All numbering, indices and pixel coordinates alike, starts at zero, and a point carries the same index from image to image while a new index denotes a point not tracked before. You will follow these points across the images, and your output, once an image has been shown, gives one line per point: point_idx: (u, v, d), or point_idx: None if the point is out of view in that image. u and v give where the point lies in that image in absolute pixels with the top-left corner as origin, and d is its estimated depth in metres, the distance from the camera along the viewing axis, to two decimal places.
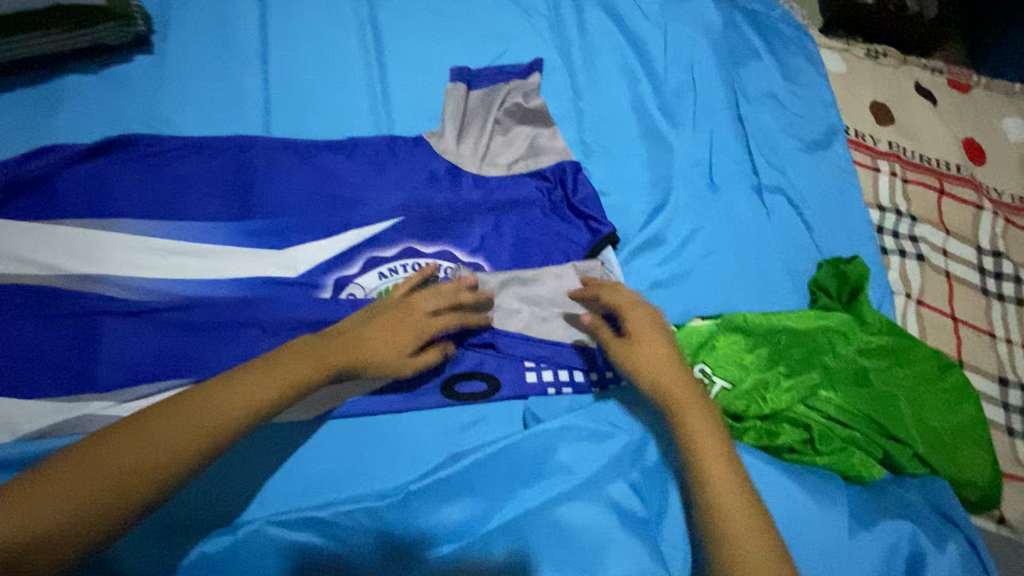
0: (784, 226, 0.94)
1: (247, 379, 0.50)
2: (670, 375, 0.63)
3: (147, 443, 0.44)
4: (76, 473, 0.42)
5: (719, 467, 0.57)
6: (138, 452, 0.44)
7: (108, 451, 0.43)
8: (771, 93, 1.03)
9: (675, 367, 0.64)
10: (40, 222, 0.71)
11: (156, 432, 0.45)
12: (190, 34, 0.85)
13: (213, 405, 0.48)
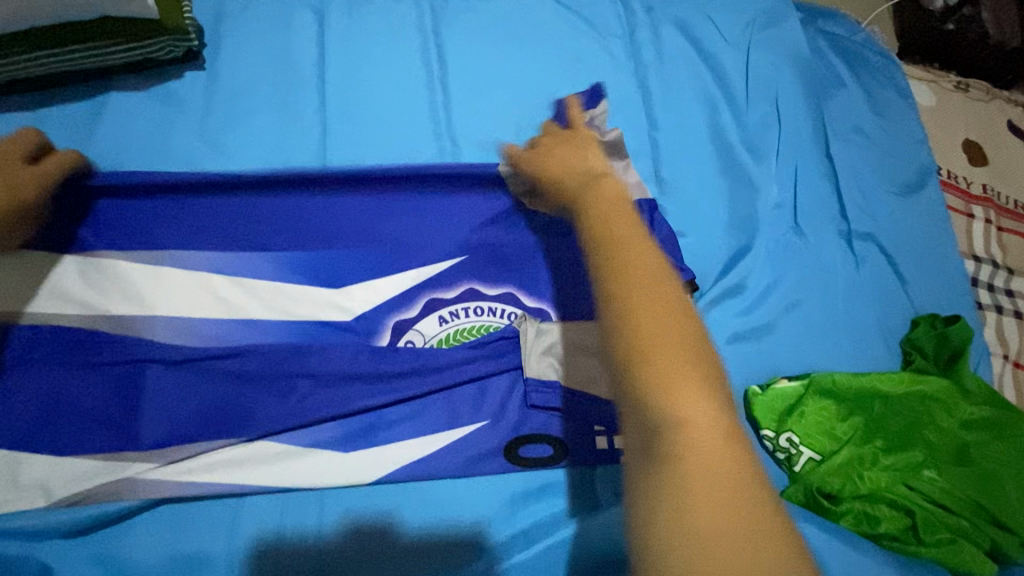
0: (875, 277, 0.86)
1: None
2: (626, 231, 0.40)
3: None
4: None
5: (663, 329, 0.36)
6: None
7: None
8: (859, 128, 0.95)
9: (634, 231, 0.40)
10: (81, 255, 0.65)
11: None
12: (244, 49, 0.79)
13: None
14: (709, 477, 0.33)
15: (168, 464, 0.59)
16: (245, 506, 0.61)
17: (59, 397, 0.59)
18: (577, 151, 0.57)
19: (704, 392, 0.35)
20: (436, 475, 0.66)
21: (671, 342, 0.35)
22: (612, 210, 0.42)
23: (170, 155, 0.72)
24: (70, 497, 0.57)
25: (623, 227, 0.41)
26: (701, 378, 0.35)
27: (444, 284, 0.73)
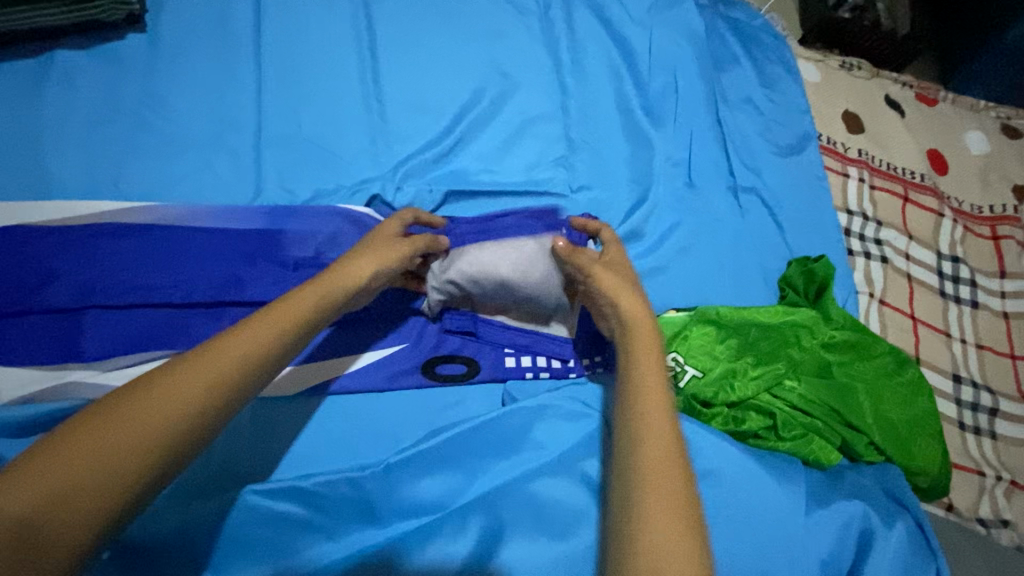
0: (758, 226, 0.98)
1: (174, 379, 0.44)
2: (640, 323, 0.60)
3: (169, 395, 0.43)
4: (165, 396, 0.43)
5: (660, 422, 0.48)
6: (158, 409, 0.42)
7: (76, 454, 0.38)
8: (749, 98, 1.08)
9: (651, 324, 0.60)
10: (32, 197, 0.72)
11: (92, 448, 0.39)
12: (186, 16, 0.86)
13: (230, 358, 0.47)
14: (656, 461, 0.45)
15: (111, 373, 0.66)
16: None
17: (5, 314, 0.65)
18: (645, 307, 0.61)
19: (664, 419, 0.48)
20: (357, 389, 0.74)
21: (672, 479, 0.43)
22: (646, 358, 0.55)
23: (114, 108, 0.78)
24: (17, 399, 0.62)
25: (654, 381, 0.52)
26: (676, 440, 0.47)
27: (367, 225, 0.80)
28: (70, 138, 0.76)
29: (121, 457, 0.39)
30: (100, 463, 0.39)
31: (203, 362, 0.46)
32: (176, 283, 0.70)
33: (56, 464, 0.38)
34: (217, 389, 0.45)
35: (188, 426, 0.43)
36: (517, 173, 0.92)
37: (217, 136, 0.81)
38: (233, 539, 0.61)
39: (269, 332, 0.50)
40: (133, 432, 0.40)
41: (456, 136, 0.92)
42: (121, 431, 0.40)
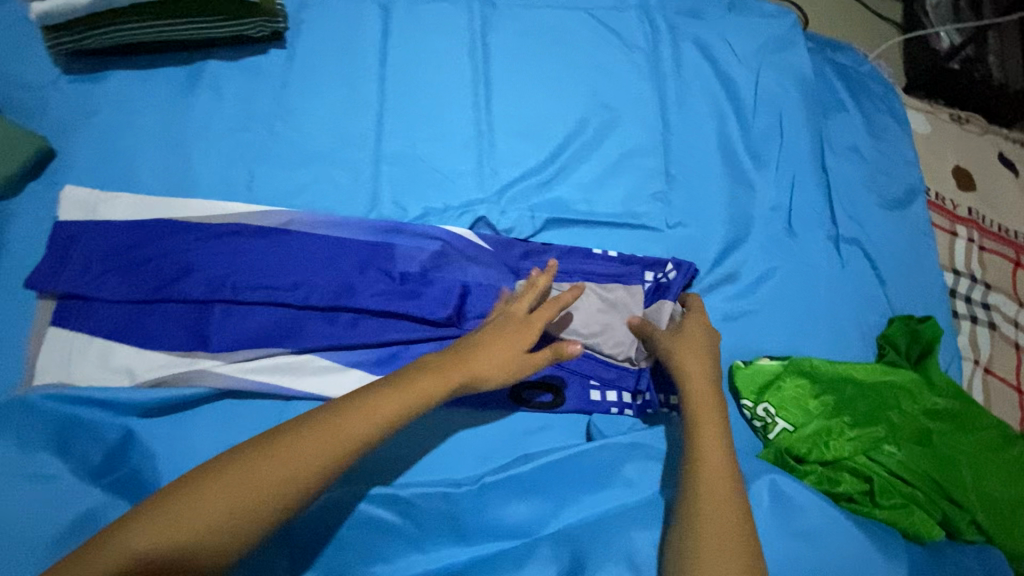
0: (858, 279, 0.95)
1: (290, 447, 0.54)
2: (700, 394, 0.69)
3: (278, 465, 0.52)
4: (272, 469, 0.52)
5: (722, 504, 0.60)
6: (265, 479, 0.51)
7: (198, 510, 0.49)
8: (854, 147, 1.05)
9: (708, 389, 0.70)
10: (174, 191, 0.77)
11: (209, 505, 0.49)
12: (321, 36, 0.91)
13: (332, 437, 0.55)
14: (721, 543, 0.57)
15: (232, 365, 0.70)
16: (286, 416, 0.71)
17: (144, 302, 0.69)
18: (713, 389, 0.70)
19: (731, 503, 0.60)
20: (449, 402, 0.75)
21: (733, 535, 0.57)
22: (702, 421, 0.67)
23: (252, 117, 0.84)
24: (150, 381, 0.67)
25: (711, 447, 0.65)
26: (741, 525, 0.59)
27: (470, 247, 0.83)
28: (211, 141, 0.81)
29: (225, 516, 0.49)
30: (210, 521, 0.49)
31: (310, 435, 0.55)
32: (294, 284, 0.73)
33: (182, 514, 0.49)
34: (313, 466, 0.53)
35: (280, 496, 0.51)
36: (615, 204, 0.93)
37: (339, 149, 0.85)
38: (334, 540, 0.64)
39: (368, 419, 0.57)
40: (232, 494, 0.50)
41: (560, 164, 0.94)
42: (231, 490, 0.50)
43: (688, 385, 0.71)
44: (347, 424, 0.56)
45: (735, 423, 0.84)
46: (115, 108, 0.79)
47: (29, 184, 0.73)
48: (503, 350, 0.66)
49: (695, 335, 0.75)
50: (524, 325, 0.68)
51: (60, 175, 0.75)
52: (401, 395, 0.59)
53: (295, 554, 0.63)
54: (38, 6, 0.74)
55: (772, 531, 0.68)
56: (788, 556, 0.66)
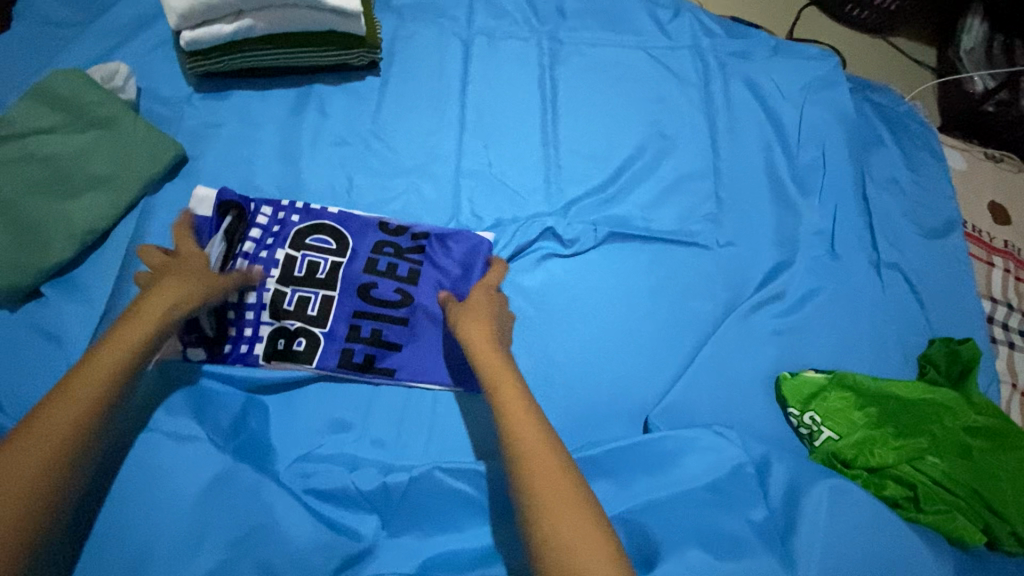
0: (899, 301, 1.01)
1: (51, 416, 0.54)
2: (496, 369, 0.65)
3: (44, 443, 0.53)
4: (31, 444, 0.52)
5: (556, 486, 0.53)
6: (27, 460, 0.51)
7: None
8: (894, 179, 1.12)
9: (494, 344, 0.69)
10: (286, 195, 0.88)
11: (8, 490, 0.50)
12: (410, 66, 1.03)
13: (79, 399, 0.56)
14: (568, 533, 0.50)
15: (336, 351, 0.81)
16: (352, 391, 0.80)
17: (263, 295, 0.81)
18: (492, 334, 0.71)
19: (573, 489, 0.54)
20: (439, 374, 0.81)
21: (564, 493, 0.53)
22: (506, 388, 0.63)
23: (352, 134, 0.95)
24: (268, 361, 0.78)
25: (534, 436, 0.57)
26: (586, 510, 0.52)
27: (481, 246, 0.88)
28: (317, 154, 0.92)
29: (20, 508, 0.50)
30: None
31: (66, 403, 0.55)
32: (312, 273, 0.83)
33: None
34: (63, 435, 0.54)
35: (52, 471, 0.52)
36: (670, 223, 1.01)
37: (425, 165, 0.96)
38: (421, 508, 0.71)
39: (94, 380, 0.58)
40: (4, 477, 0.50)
41: (619, 185, 1.02)
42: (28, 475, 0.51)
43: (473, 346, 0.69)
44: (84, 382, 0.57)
45: (784, 431, 0.89)
46: (238, 122, 0.91)
47: (166, 184, 0.84)
48: (489, 353, 0.68)
49: (479, 306, 0.76)
50: (181, 276, 0.69)
51: (191, 177, 0.85)
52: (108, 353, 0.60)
53: (385, 518, 0.71)
54: (187, 32, 0.85)
55: (828, 524, 0.71)
56: (845, 550, 0.69)
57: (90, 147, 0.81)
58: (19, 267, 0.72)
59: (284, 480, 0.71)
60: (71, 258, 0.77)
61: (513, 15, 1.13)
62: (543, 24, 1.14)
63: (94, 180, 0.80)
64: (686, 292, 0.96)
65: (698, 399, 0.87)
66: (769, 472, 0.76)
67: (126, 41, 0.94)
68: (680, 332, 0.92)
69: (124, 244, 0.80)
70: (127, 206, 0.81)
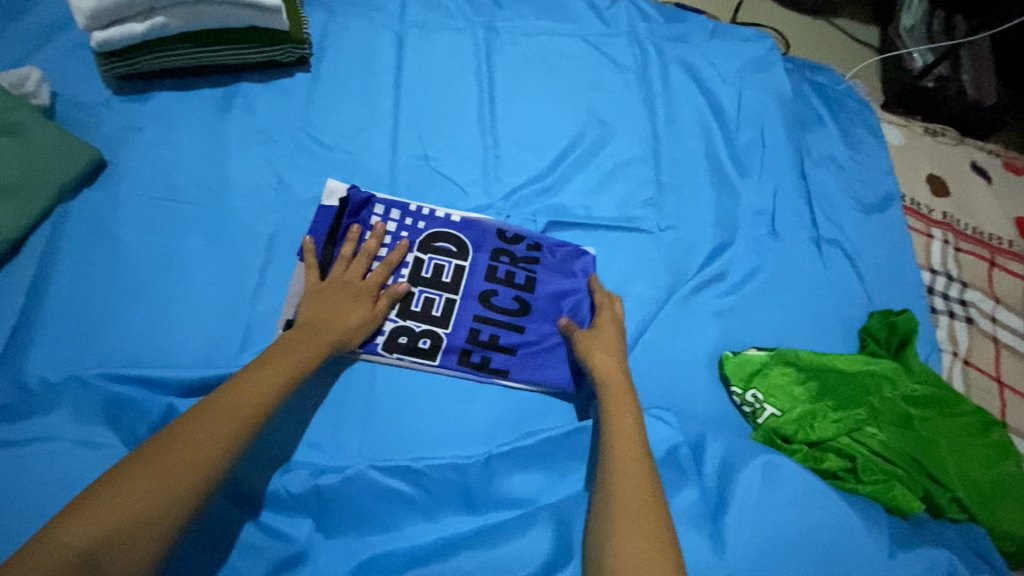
0: (839, 277, 1.02)
1: (207, 420, 0.58)
2: (617, 396, 0.71)
3: (190, 443, 0.56)
4: (177, 446, 0.55)
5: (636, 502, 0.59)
6: (177, 460, 0.54)
7: (143, 482, 0.52)
8: (833, 157, 1.13)
9: (622, 377, 0.74)
10: (209, 196, 0.85)
11: (137, 483, 0.52)
12: (342, 61, 1.01)
13: (239, 403, 0.60)
14: (639, 546, 0.56)
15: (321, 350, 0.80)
16: None
17: (198, 300, 0.78)
18: (620, 369, 0.76)
19: (654, 508, 0.59)
20: (465, 363, 0.82)
21: (643, 509, 0.59)
22: (619, 410, 0.69)
23: (280, 132, 0.93)
24: (188, 360, 0.73)
25: (629, 437, 0.66)
26: (661, 529, 0.58)
27: (508, 249, 0.90)
28: (244, 153, 0.89)
29: (148, 503, 0.51)
30: (144, 495, 0.51)
31: (217, 408, 0.59)
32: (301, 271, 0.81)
33: (121, 494, 0.51)
34: (219, 438, 0.57)
35: (200, 473, 0.55)
36: (611, 209, 1.01)
37: (358, 161, 0.94)
38: (353, 509, 0.70)
39: (260, 390, 0.62)
40: (171, 471, 0.53)
41: (559, 173, 1.02)
42: (156, 471, 0.53)
43: (601, 375, 0.74)
44: (244, 394, 0.61)
45: (726, 410, 0.89)
46: (159, 124, 0.88)
47: (81, 190, 0.81)
48: (609, 365, 0.75)
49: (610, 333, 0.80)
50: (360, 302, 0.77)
51: (109, 182, 0.83)
52: (274, 371, 0.65)
53: (318, 521, 0.69)
54: (97, 33, 0.83)
55: (759, 499, 0.72)
56: (777, 524, 0.70)
57: None
58: None
59: None
60: None
61: (447, 7, 1.12)
62: (479, 14, 1.13)
63: (2, 188, 0.76)
64: (627, 277, 0.96)
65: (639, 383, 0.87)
66: (704, 451, 0.76)
67: (40, 45, 0.91)
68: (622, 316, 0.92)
69: (37, 255, 0.77)
70: (39, 215, 0.78)
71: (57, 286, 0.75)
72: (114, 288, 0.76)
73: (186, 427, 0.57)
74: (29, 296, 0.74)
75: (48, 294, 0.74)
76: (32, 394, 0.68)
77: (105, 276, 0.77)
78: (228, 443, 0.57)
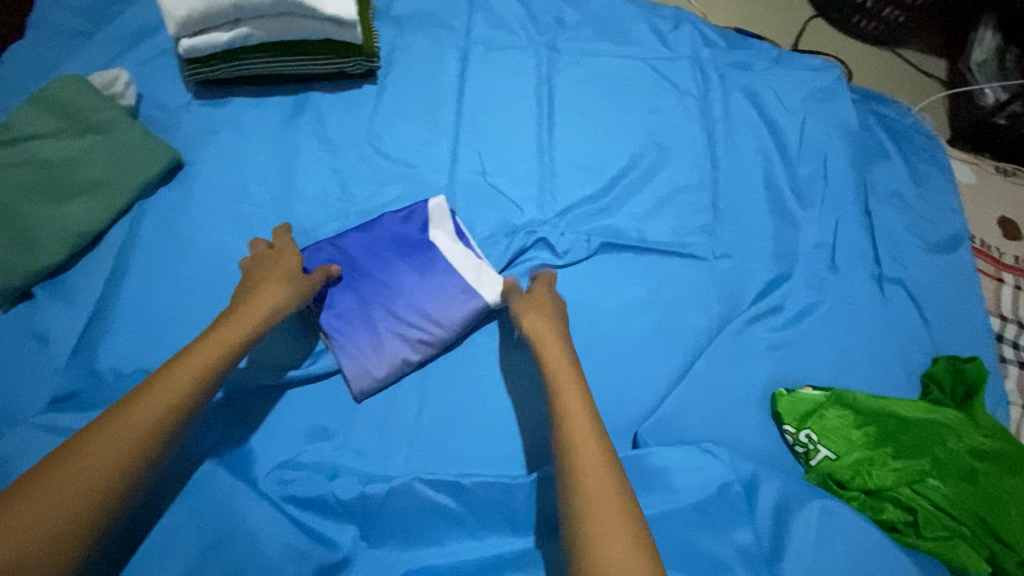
0: (901, 318, 0.98)
1: (115, 426, 0.55)
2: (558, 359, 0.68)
3: (95, 454, 0.53)
4: (79, 460, 0.52)
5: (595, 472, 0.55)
6: (82, 473, 0.52)
7: (33, 509, 0.49)
8: (898, 192, 1.10)
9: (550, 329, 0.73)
10: (276, 201, 0.88)
11: (41, 500, 0.50)
12: (407, 75, 1.04)
13: (151, 406, 0.57)
14: (598, 521, 0.51)
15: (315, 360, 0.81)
16: (331, 398, 0.79)
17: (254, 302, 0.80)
18: (557, 332, 0.73)
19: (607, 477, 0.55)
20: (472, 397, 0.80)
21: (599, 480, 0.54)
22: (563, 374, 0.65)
23: (346, 142, 0.95)
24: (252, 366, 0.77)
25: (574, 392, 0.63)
26: (617, 491, 0.54)
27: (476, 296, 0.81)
28: (310, 160, 0.92)
29: (50, 521, 0.49)
30: (46, 514, 0.49)
31: (127, 415, 0.56)
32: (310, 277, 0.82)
33: (17, 514, 0.48)
34: (126, 443, 0.55)
35: (105, 482, 0.53)
36: (665, 234, 1.00)
37: (418, 174, 0.96)
38: (398, 520, 0.69)
39: (159, 400, 0.58)
40: (59, 493, 0.50)
41: (614, 195, 1.02)
42: (60, 485, 0.51)
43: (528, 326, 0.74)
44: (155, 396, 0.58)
45: (777, 449, 0.86)
46: (233, 129, 0.92)
47: (159, 189, 0.85)
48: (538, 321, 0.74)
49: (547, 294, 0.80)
50: (285, 284, 0.73)
51: (184, 183, 0.86)
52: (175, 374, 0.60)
53: (363, 530, 0.69)
54: (186, 41, 0.87)
55: (816, 547, 0.69)
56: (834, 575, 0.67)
57: (85, 153, 0.82)
58: (9, 270, 0.74)
59: (263, 488, 0.70)
60: (63, 261, 0.78)
61: (511, 26, 1.13)
62: (541, 34, 1.14)
63: (89, 184, 0.81)
64: (679, 304, 0.94)
65: (687, 415, 0.85)
66: (758, 491, 0.73)
67: (128, 49, 0.96)
68: (673, 344, 0.91)
69: (115, 249, 0.81)
70: (119, 211, 0.81)
71: (131, 280, 0.78)
72: (183, 285, 0.79)
73: (89, 438, 0.54)
74: (105, 288, 0.77)
75: (123, 288, 0.78)
76: (104, 383, 0.71)
77: (176, 273, 0.79)
78: (136, 447, 0.55)
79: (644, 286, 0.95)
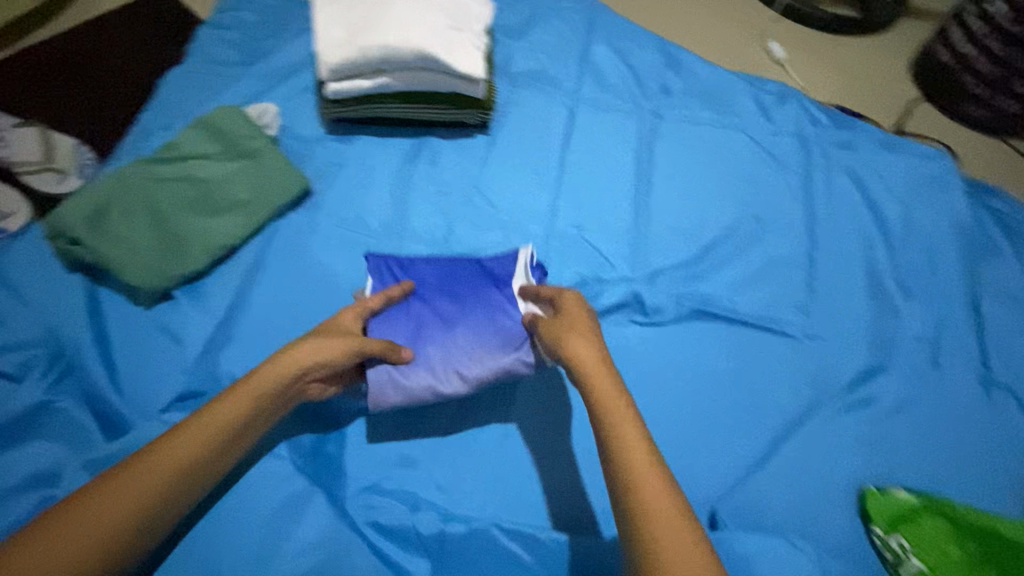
0: (1010, 429, 0.91)
1: (150, 464, 0.58)
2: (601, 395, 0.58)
3: (128, 489, 0.56)
4: (113, 494, 0.55)
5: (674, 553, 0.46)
6: (114, 503, 0.55)
7: (66, 537, 0.52)
8: (1011, 293, 1.04)
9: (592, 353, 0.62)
10: (390, 235, 0.94)
11: (75, 528, 0.53)
12: (517, 128, 1.10)
13: (184, 448, 0.60)
14: None
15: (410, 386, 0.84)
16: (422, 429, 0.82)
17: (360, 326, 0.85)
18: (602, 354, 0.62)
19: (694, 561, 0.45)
20: (556, 448, 0.81)
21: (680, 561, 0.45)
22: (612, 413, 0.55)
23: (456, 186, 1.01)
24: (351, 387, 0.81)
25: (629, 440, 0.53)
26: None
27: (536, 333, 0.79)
28: (423, 199, 0.98)
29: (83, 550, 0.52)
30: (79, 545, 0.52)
31: (162, 456, 0.58)
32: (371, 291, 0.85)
33: (54, 538, 0.51)
34: (158, 482, 0.57)
35: (136, 517, 0.56)
36: (756, 307, 0.99)
37: (519, 222, 1.00)
38: (471, 564, 0.70)
39: (193, 442, 0.61)
40: (92, 524, 0.53)
41: (707, 263, 1.02)
42: (93, 518, 0.54)
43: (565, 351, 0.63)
44: (189, 440, 0.60)
45: (865, 550, 0.81)
46: (358, 164, 1.00)
47: (290, 213, 0.93)
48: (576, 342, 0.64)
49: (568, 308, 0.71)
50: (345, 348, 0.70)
51: (311, 209, 0.94)
52: (214, 420, 0.62)
53: (435, 566, 0.70)
54: (333, 85, 0.95)
55: None
56: None
57: (234, 175, 0.91)
58: (159, 274, 0.83)
59: (349, 509, 0.74)
60: (202, 269, 0.86)
61: (618, 90, 1.18)
62: (647, 99, 1.18)
63: (233, 203, 0.89)
64: (767, 382, 0.92)
65: (769, 499, 0.83)
66: None
67: (277, 84, 1.08)
68: (758, 422, 0.89)
69: (246, 263, 0.89)
70: (254, 230, 0.90)
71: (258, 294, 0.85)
72: (301, 303, 0.85)
73: (127, 472, 0.57)
74: (234, 298, 0.85)
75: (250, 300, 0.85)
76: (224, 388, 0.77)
77: (297, 292, 0.86)
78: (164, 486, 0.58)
79: (731, 358, 0.94)
